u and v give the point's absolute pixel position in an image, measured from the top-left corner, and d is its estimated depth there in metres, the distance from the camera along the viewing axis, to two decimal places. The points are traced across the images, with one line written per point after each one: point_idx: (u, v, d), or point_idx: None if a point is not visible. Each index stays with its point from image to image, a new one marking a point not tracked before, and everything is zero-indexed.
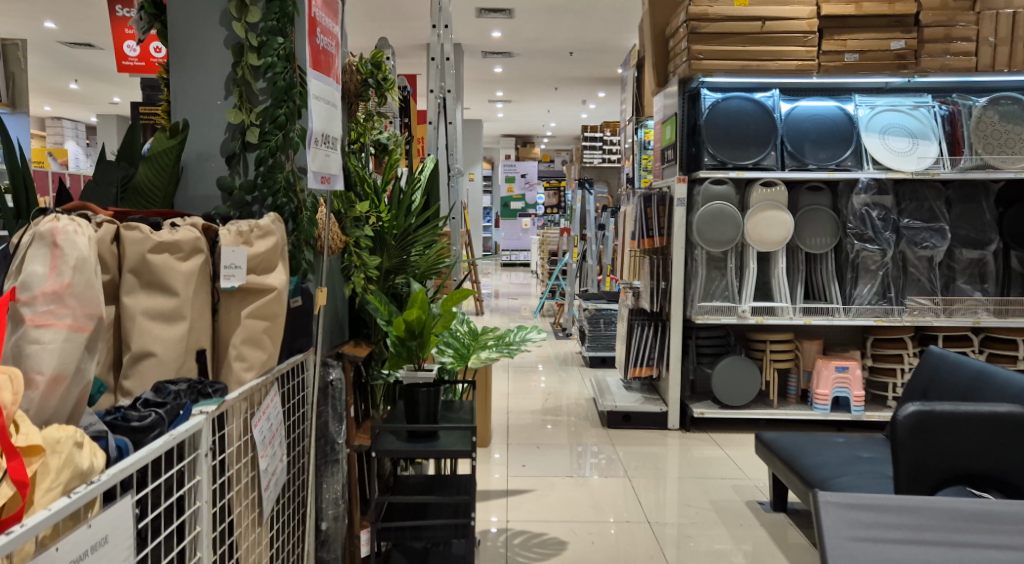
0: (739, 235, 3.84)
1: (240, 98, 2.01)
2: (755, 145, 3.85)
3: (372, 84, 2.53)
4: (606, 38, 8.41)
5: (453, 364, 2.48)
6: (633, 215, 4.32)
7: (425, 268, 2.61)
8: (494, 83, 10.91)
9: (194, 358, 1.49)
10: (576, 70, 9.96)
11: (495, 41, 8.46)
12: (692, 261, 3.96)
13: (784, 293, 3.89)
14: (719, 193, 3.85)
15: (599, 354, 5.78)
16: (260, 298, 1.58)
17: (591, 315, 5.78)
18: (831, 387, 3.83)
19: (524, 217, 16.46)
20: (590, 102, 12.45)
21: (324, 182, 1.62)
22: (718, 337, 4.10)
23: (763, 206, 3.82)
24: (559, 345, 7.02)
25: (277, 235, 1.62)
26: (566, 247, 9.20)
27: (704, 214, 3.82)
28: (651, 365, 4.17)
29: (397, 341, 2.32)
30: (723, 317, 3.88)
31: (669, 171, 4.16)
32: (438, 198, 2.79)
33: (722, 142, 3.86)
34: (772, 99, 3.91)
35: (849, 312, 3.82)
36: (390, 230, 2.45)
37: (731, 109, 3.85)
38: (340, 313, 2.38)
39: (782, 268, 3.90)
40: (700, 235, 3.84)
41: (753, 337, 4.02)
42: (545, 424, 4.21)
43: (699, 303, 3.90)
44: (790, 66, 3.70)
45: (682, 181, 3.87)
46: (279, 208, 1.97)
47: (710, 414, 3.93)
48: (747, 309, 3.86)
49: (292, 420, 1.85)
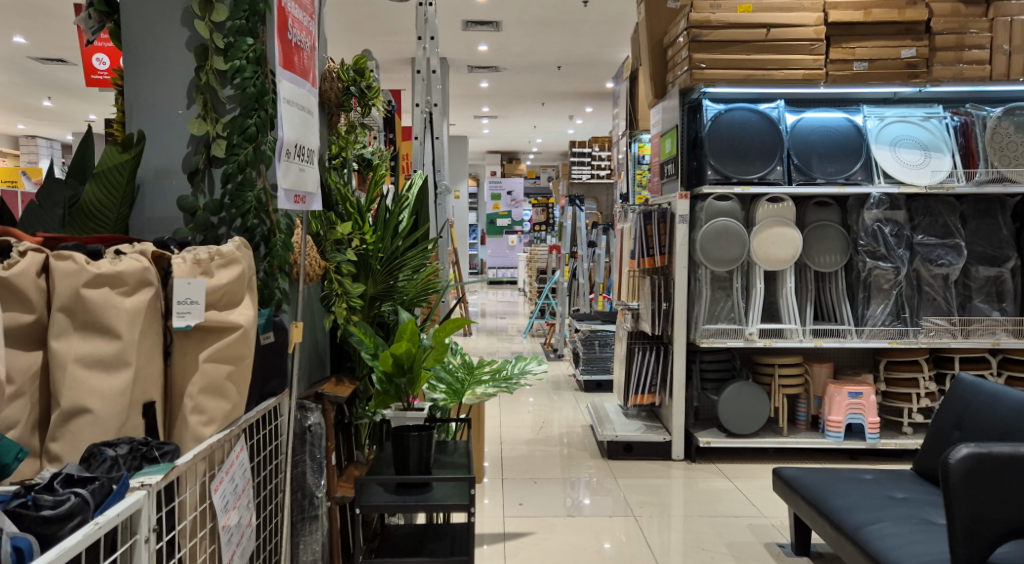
0: (745, 254, 3.66)
1: (205, 107, 1.77)
2: (760, 159, 3.68)
3: (355, 93, 2.30)
4: (595, 52, 8.24)
5: (445, 401, 2.25)
6: (630, 233, 4.11)
7: (414, 295, 2.38)
8: (480, 99, 10.74)
9: (141, 412, 1.24)
10: (563, 85, 9.79)
11: (482, 54, 8.27)
12: (696, 281, 3.76)
13: (793, 314, 3.69)
14: (723, 209, 3.68)
15: (594, 377, 5.55)
16: (223, 336, 1.34)
17: (585, 336, 5.56)
18: (844, 414, 3.62)
19: (511, 234, 16.26)
20: (577, 118, 12.31)
21: (298, 202, 1.39)
22: (723, 361, 3.88)
23: (769, 223, 3.64)
24: (551, 367, 6.79)
25: (242, 263, 1.38)
26: (555, 265, 8.99)
27: (707, 231, 3.63)
28: (653, 393, 3.97)
29: (383, 378, 2.08)
30: (730, 340, 3.68)
31: (669, 187, 3.97)
32: (427, 218, 2.57)
33: (726, 156, 3.68)
34: (777, 110, 3.74)
35: (861, 334, 3.63)
36: (376, 254, 2.21)
37: (735, 121, 3.69)
38: (319, 346, 2.14)
39: (790, 288, 3.71)
40: (704, 253, 3.65)
41: (760, 361, 3.81)
42: (541, 455, 3.96)
43: (704, 326, 3.70)
44: (797, 75, 3.52)
45: (684, 197, 3.69)
46: (249, 230, 1.74)
47: (716, 443, 3.70)
48: (755, 331, 3.66)
49: (264, 475, 1.60)
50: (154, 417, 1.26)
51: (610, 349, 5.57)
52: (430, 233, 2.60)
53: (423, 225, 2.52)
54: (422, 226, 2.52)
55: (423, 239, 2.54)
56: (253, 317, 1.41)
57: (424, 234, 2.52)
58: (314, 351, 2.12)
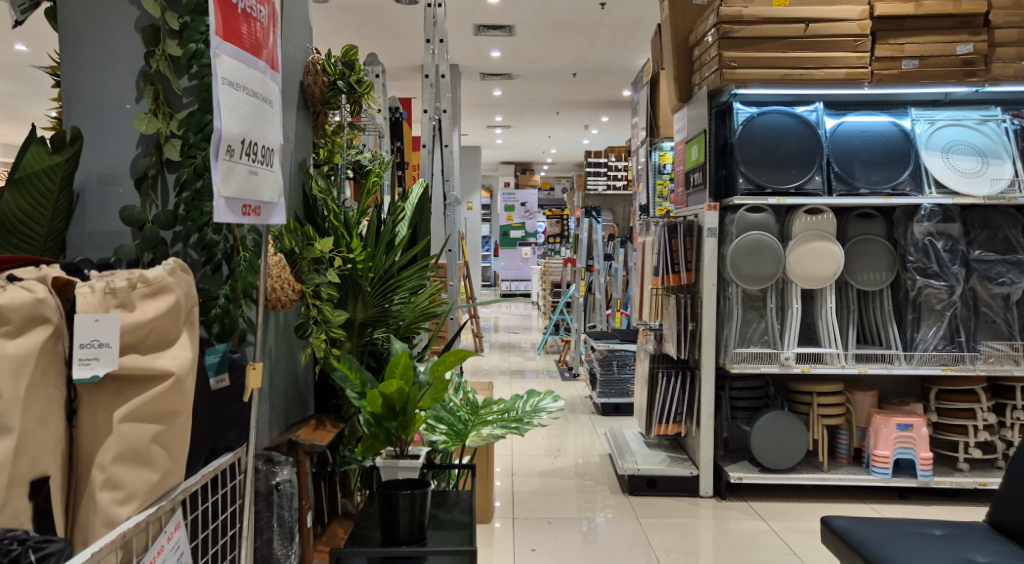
0: (781, 271, 3.33)
1: (156, 100, 1.47)
2: (796, 168, 3.36)
3: (343, 88, 1.97)
4: (612, 58, 7.94)
5: (445, 444, 1.94)
6: (653, 247, 3.79)
7: (411, 319, 2.09)
8: (493, 107, 10.48)
9: (29, 493, 0.93)
10: (578, 93, 9.50)
11: (494, 61, 8.00)
12: (726, 300, 3.44)
13: (833, 337, 3.36)
14: (755, 222, 3.36)
15: (611, 400, 5.21)
16: (149, 387, 1.04)
17: (602, 356, 5.23)
18: (892, 448, 3.28)
19: (523, 247, 15.98)
20: (592, 127, 12.04)
21: (252, 213, 1.09)
22: (756, 389, 3.53)
23: (806, 237, 3.32)
24: (565, 387, 6.46)
25: (176, 293, 1.08)
26: (570, 279, 8.66)
27: (739, 246, 3.31)
28: (679, 422, 3.63)
29: (370, 421, 1.78)
30: (763, 366, 3.34)
31: (695, 198, 3.66)
32: (428, 232, 2.29)
33: (758, 164, 3.37)
34: (816, 113, 3.42)
35: (910, 360, 3.29)
36: (365, 274, 1.91)
37: (769, 125, 3.38)
38: (298, 381, 1.85)
39: (831, 308, 3.39)
40: (735, 270, 3.33)
41: (796, 389, 3.47)
42: (556, 490, 3.63)
43: (735, 350, 3.37)
44: (838, 74, 3.20)
45: (713, 208, 3.38)
46: (208, 247, 1.47)
47: (750, 479, 3.36)
48: (791, 355, 3.33)
49: (215, 554, 1.29)
50: (49, 498, 0.96)
51: (628, 370, 5.24)
52: (432, 249, 2.31)
53: (424, 240, 2.23)
54: (424, 241, 2.23)
55: (424, 257, 2.26)
56: (191, 361, 1.11)
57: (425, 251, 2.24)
58: (291, 386, 1.82)
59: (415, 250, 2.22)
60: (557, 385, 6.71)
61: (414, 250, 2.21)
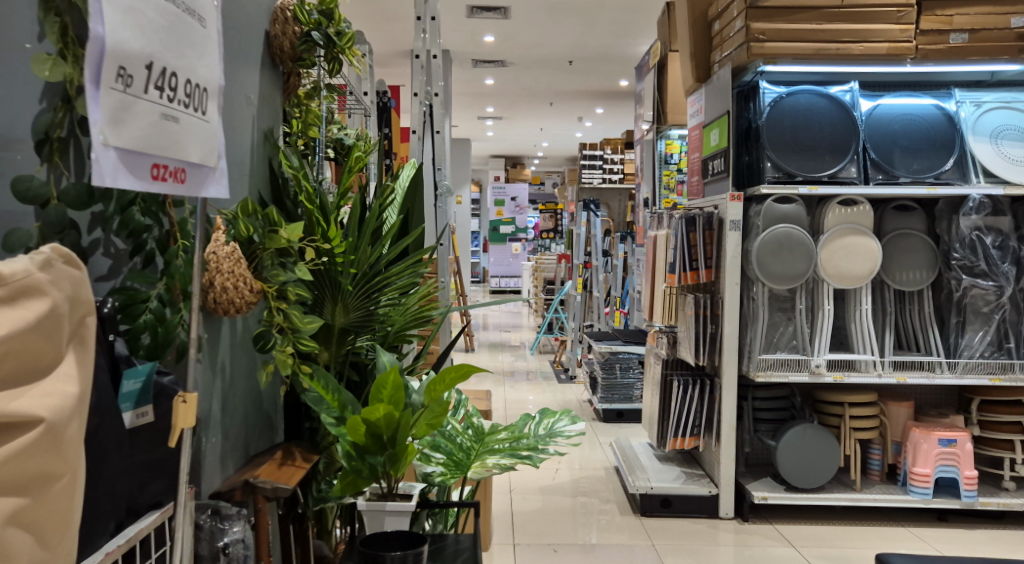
0: (812, 269, 3.01)
1: (64, 37, 1.00)
2: (829, 154, 3.03)
3: (319, 41, 1.61)
4: (611, 44, 7.58)
5: (442, 476, 1.60)
6: (667, 242, 3.45)
7: (402, 323, 1.74)
8: (485, 97, 10.11)
9: None
10: (573, 82, 9.15)
11: (487, 46, 7.62)
12: (751, 300, 3.11)
13: (868, 343, 3.04)
14: (785, 214, 3.04)
15: (614, 406, 4.89)
16: (6, 436, 0.68)
17: (604, 359, 4.90)
18: (933, 466, 2.95)
19: (513, 242, 15.68)
20: (586, 119, 11.71)
21: (161, 173, 0.80)
22: (781, 399, 3.20)
23: (841, 231, 3.00)
24: (562, 391, 6.13)
25: (53, 298, 0.73)
26: (564, 275, 8.34)
27: (767, 242, 2.99)
28: (697, 435, 3.29)
29: (351, 453, 1.42)
30: (792, 374, 3.02)
31: (715, 187, 3.33)
32: (421, 221, 1.94)
33: (788, 149, 3.04)
34: (851, 94, 3.09)
35: (954, 368, 2.97)
36: (346, 269, 1.55)
37: (800, 106, 3.06)
38: (261, 400, 1.50)
39: (867, 310, 3.06)
40: (761, 267, 3.00)
41: (825, 399, 3.15)
42: (559, 509, 3.29)
43: (760, 356, 3.05)
44: (879, 49, 2.86)
45: (736, 199, 3.05)
46: (135, 233, 1.11)
47: (774, 500, 3.02)
48: (822, 362, 3.02)
49: None
50: None
51: (631, 374, 4.91)
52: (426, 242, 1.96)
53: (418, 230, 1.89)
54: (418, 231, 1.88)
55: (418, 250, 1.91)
56: (81, 398, 0.76)
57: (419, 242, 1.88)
58: (252, 408, 1.46)
59: (406, 241, 1.87)
60: (552, 387, 6.38)
61: (406, 242, 1.86)
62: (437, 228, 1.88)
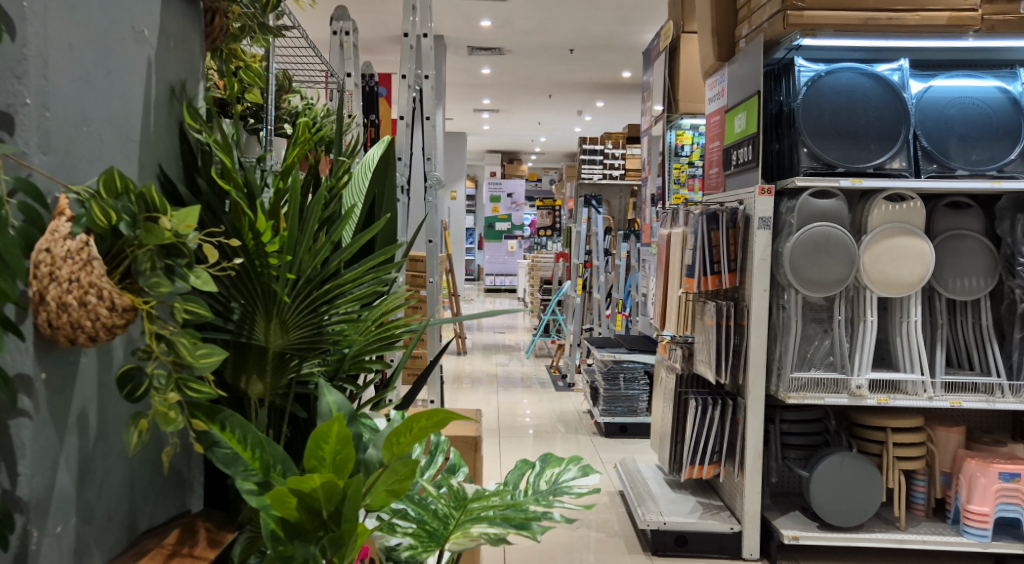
0: (852, 274, 2.62)
1: None
2: (875, 142, 2.63)
3: None
4: (615, 32, 7.16)
5: (411, 551, 1.18)
6: (683, 242, 3.05)
7: (364, 342, 1.32)
8: (481, 89, 9.71)
9: None
10: (574, 73, 8.75)
11: (484, 32, 7.21)
12: (782, 310, 2.71)
13: (916, 360, 2.64)
14: (823, 211, 2.64)
15: (616, 420, 4.52)
16: None
17: (606, 369, 4.52)
18: (992, 504, 2.55)
19: (509, 240, 15.35)
20: (586, 113, 11.32)
21: None
22: (814, 423, 2.81)
23: (887, 231, 2.61)
24: (560, 400, 5.75)
25: None
26: (562, 275, 7.96)
27: (802, 242, 2.59)
28: (716, 463, 2.89)
29: (280, 532, 1.00)
30: (828, 396, 2.62)
31: (740, 179, 2.94)
32: (394, 207, 1.51)
33: (827, 135, 2.64)
34: (900, 73, 2.68)
35: (1017, 392, 2.58)
36: (281, 273, 1.13)
37: (840, 86, 2.66)
38: (157, 452, 1.08)
39: (916, 322, 2.66)
40: (795, 272, 2.61)
41: (863, 424, 2.76)
42: (558, 543, 2.90)
43: (791, 375, 2.65)
44: (939, 19, 2.46)
45: (766, 193, 2.67)
46: None
47: (806, 540, 2.62)
48: (864, 383, 2.62)
49: None
50: None
51: (636, 385, 4.55)
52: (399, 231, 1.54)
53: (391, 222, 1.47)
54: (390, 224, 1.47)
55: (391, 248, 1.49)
56: None
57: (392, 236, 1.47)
58: (142, 466, 1.04)
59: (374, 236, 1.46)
60: (549, 395, 5.99)
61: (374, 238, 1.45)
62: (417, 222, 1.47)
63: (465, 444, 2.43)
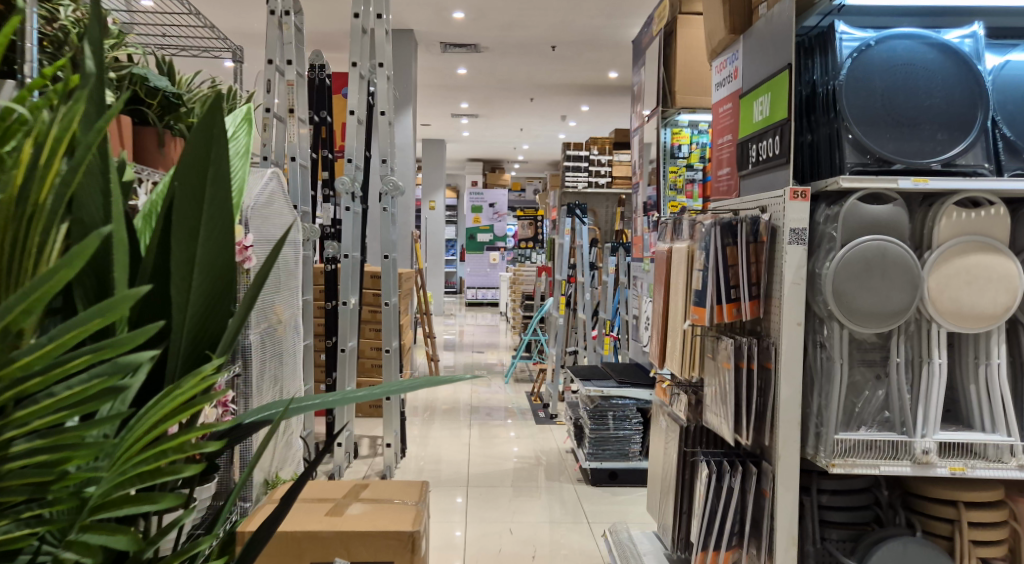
0: (916, 303, 1.99)
1: None
2: (942, 131, 2.02)
3: None
4: (600, 25, 6.52)
5: None
6: (690, 261, 2.43)
7: (121, 477, 0.68)
8: (458, 91, 9.09)
9: None
10: (556, 73, 8.17)
11: (457, 26, 6.58)
12: (821, 351, 2.09)
13: (998, 416, 2.01)
14: (876, 219, 2.01)
15: (605, 466, 3.89)
16: None
17: (593, 406, 3.90)
18: None
19: (491, 252, 14.77)
20: (569, 118, 10.75)
21: None
22: (861, 495, 2.18)
23: (960, 246, 1.98)
24: (541, 435, 5.11)
25: None
26: (544, 290, 7.31)
27: (849, 261, 1.98)
28: (737, 546, 2.27)
29: None
30: (884, 464, 1.99)
31: (764, 179, 2.32)
32: (226, 207, 0.85)
33: (879, 121, 2.02)
34: (974, 40, 2.07)
35: None
36: None
37: (896, 58, 2.04)
38: None
39: (997, 366, 2.03)
40: (840, 301, 1.99)
41: (926, 497, 2.13)
42: None
43: (837, 438, 2.02)
44: None
45: (799, 197, 2.05)
46: None
47: None
48: (932, 447, 1.99)
49: None
50: None
51: (627, 425, 3.93)
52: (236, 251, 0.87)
53: (228, 247, 0.86)
54: (219, 239, 0.85)
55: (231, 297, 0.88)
56: None
57: (229, 273, 0.86)
58: None
59: (188, 271, 0.83)
60: (529, 428, 5.33)
61: (187, 275, 0.83)
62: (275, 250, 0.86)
63: (398, 543, 1.74)
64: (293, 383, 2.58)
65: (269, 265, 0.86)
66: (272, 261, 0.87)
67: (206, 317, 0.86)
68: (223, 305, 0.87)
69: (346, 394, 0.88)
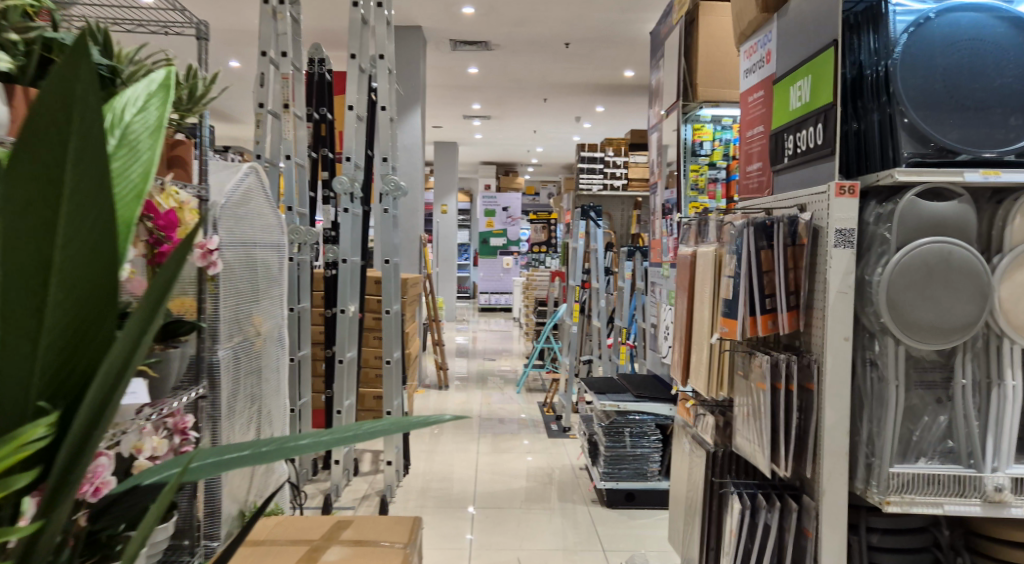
0: (985, 315, 1.72)
1: None
2: (1013, 116, 1.75)
3: None
4: (616, 20, 6.25)
5: None
6: (718, 266, 2.17)
7: None
8: (469, 91, 8.85)
9: None
10: (570, 72, 7.92)
11: (466, 22, 6.34)
12: (872, 369, 1.82)
13: None
14: (937, 218, 1.74)
15: (621, 487, 3.62)
16: None
17: (608, 422, 3.64)
18: None
19: (504, 256, 14.52)
20: (584, 119, 10.49)
21: None
22: (918, 535, 1.90)
23: None
24: (554, 449, 4.85)
25: None
26: (558, 295, 7.05)
27: (905, 267, 1.70)
28: None
29: None
30: (948, 502, 1.73)
31: (802, 174, 2.05)
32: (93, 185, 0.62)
33: (942, 105, 1.75)
34: None
35: None
36: None
37: (961, 33, 1.77)
38: None
39: None
40: (894, 312, 1.71)
41: (993, 538, 1.86)
42: None
43: (893, 471, 1.75)
44: None
45: (846, 193, 1.78)
46: None
47: None
48: (1004, 483, 1.72)
49: None
50: None
51: (645, 443, 3.66)
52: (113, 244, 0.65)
53: (101, 241, 0.64)
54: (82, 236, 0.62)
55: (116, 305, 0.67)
56: None
57: (109, 284, 0.66)
58: None
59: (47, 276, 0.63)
60: (540, 442, 5.07)
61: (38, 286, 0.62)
62: (174, 257, 0.66)
63: None
64: (277, 400, 2.34)
65: (167, 276, 0.66)
66: (168, 275, 0.66)
67: (80, 331, 0.66)
68: (105, 317, 0.67)
69: (283, 444, 0.76)
